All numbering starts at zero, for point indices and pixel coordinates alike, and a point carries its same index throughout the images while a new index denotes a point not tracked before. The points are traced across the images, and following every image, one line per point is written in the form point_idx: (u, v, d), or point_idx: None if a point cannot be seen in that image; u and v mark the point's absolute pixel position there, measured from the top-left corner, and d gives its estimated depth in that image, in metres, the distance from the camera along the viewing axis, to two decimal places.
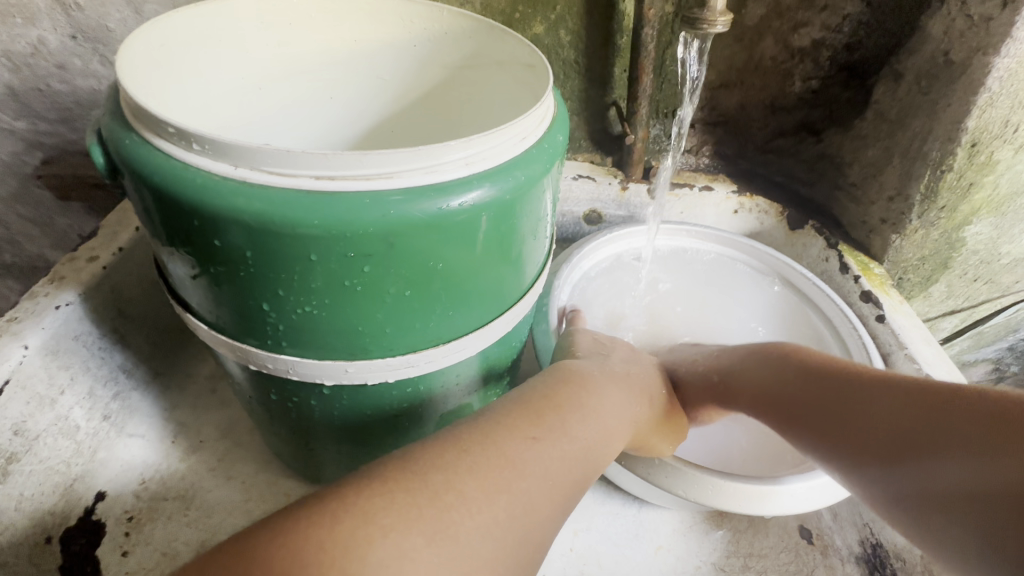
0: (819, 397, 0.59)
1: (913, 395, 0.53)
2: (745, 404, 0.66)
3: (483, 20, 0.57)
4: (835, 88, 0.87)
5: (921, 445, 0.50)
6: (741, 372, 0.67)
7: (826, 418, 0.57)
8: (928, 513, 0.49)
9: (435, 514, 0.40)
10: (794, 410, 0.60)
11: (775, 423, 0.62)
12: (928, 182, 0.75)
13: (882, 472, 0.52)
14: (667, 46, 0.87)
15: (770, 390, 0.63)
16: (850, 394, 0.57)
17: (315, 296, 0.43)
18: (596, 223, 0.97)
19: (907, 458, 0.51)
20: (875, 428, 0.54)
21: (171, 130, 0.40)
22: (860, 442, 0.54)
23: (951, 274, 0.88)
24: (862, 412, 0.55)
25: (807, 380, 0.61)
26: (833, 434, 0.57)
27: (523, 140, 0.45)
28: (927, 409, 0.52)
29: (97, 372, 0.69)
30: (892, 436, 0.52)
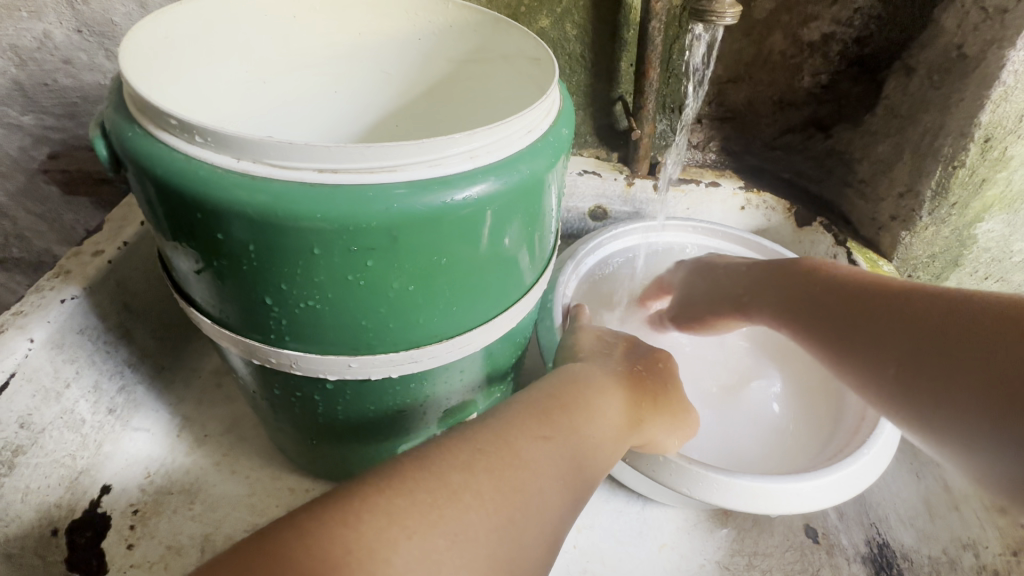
0: (837, 309, 0.64)
1: (929, 308, 0.57)
2: (768, 312, 0.71)
3: (488, 13, 0.57)
4: (845, 83, 0.87)
5: (926, 353, 0.55)
6: (765, 286, 0.72)
7: (843, 328, 0.63)
8: (922, 410, 0.56)
9: (453, 515, 0.41)
10: (815, 319, 0.66)
11: (796, 330, 0.68)
12: (940, 178, 0.74)
13: (889, 376, 0.59)
14: (675, 41, 0.86)
15: (793, 302, 0.68)
16: (868, 307, 0.61)
17: (318, 290, 0.43)
18: (601, 219, 0.97)
19: (912, 364, 0.56)
20: (886, 338, 0.59)
21: (173, 122, 0.39)
22: (870, 350, 0.60)
23: (961, 271, 0.87)
24: (878, 324, 0.60)
25: (828, 294, 0.65)
26: (846, 341, 0.62)
27: (528, 133, 0.45)
28: (939, 320, 0.55)
29: (102, 365, 0.69)
30: (902, 345, 0.57)
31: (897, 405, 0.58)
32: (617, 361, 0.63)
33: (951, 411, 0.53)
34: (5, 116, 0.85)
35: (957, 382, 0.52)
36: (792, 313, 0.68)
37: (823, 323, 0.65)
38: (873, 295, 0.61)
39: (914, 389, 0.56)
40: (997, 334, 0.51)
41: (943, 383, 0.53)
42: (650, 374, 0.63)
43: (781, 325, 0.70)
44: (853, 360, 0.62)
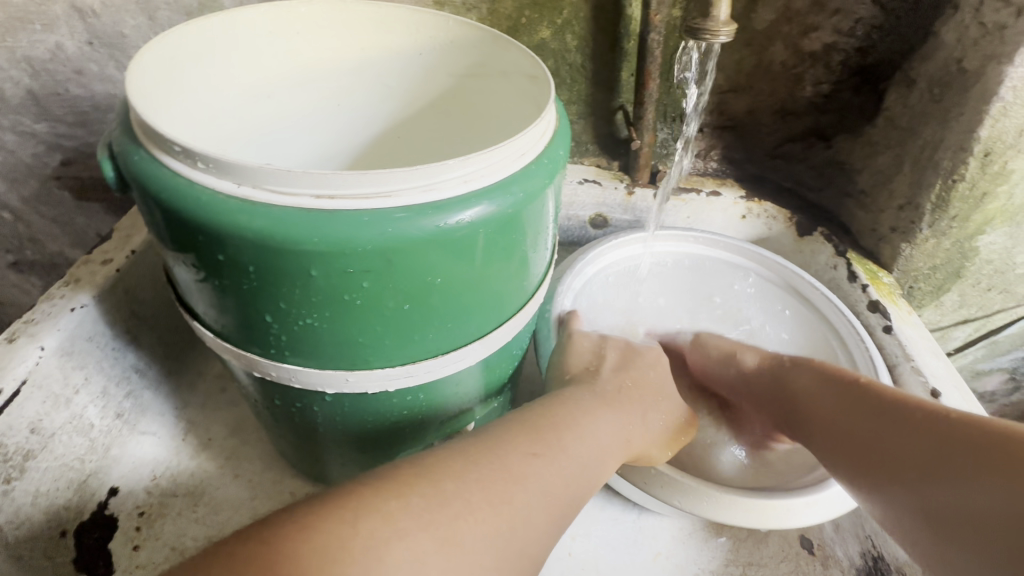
0: (870, 418, 0.58)
1: (970, 432, 0.51)
2: (800, 414, 0.66)
3: (487, 31, 0.58)
4: (846, 93, 0.86)
5: (962, 485, 0.49)
6: (799, 382, 0.68)
7: (873, 441, 0.57)
8: (953, 552, 0.48)
9: (445, 520, 0.41)
10: (829, 424, 0.62)
11: (820, 437, 0.63)
12: (940, 191, 0.74)
13: (917, 505, 0.52)
14: (675, 51, 0.86)
15: (825, 403, 0.64)
16: (903, 422, 0.56)
17: (316, 309, 0.44)
18: (602, 227, 0.97)
19: (944, 494, 0.50)
20: (920, 460, 0.53)
21: (177, 148, 0.41)
22: (897, 469, 0.54)
23: (963, 283, 0.86)
24: (910, 441, 0.54)
25: (864, 401, 0.60)
26: (874, 457, 0.56)
27: (522, 156, 0.46)
28: (978, 446, 0.49)
29: (111, 371, 0.71)
30: (936, 472, 0.51)
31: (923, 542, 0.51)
32: (609, 377, 0.64)
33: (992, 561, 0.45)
34: (19, 124, 0.87)
35: (994, 524, 0.45)
36: (821, 416, 0.63)
37: (851, 431, 0.60)
38: (912, 411, 0.56)
39: (942, 523, 0.49)
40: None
41: (981, 522, 0.46)
42: (642, 392, 0.64)
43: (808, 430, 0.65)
44: (878, 479, 0.56)
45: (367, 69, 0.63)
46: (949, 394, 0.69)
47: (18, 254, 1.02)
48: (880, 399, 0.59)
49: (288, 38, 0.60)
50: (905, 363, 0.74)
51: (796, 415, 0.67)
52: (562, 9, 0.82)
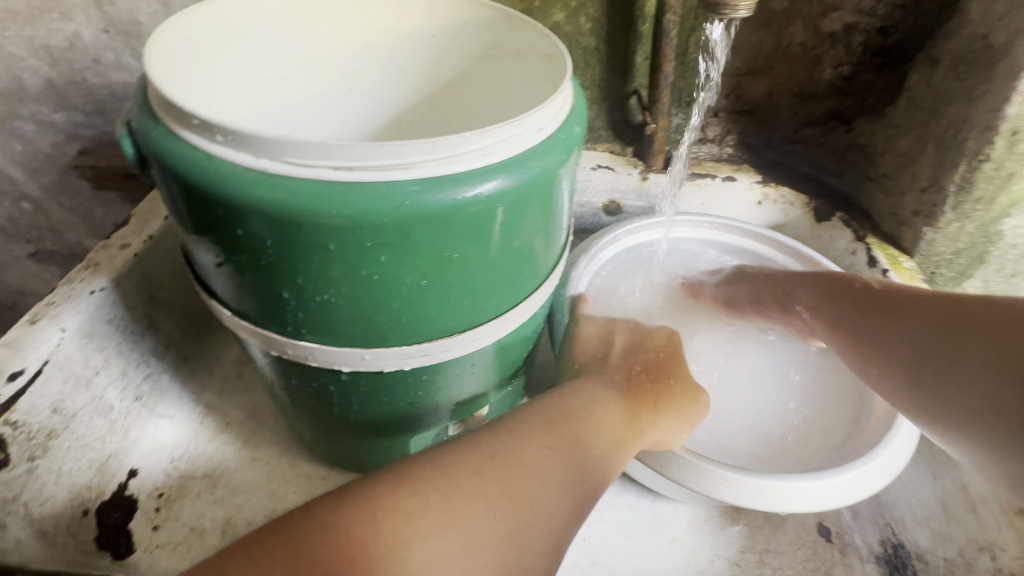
0: (868, 303, 0.70)
1: (947, 302, 0.63)
2: (806, 307, 0.78)
3: (501, 10, 0.57)
4: (868, 74, 0.84)
5: (938, 339, 0.62)
6: (802, 281, 0.79)
7: (874, 321, 0.69)
8: (929, 389, 0.61)
9: (465, 518, 0.42)
10: (844, 321, 0.72)
11: (827, 325, 0.75)
12: (964, 172, 0.72)
13: (905, 361, 0.64)
14: (691, 33, 0.85)
15: (826, 296, 0.75)
16: (893, 302, 0.68)
17: (333, 285, 0.44)
18: (615, 214, 0.97)
19: (925, 348, 0.63)
20: (907, 327, 0.65)
21: (196, 122, 0.41)
22: (888, 337, 0.67)
23: (987, 269, 0.84)
24: (899, 315, 0.67)
25: (860, 291, 0.72)
26: (869, 331, 0.69)
27: (540, 130, 0.45)
28: (953, 313, 0.62)
29: (129, 354, 0.72)
30: (919, 335, 0.64)
31: (905, 388, 0.64)
32: (617, 366, 0.64)
33: (959, 388, 0.58)
34: (39, 113, 0.88)
35: (987, 377, 0.56)
36: (825, 305, 0.75)
37: (850, 314, 0.72)
38: (900, 293, 0.69)
39: (924, 369, 0.62)
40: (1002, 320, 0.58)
41: (954, 363, 0.59)
42: (653, 378, 0.63)
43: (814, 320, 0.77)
44: (872, 348, 0.68)
45: (381, 52, 0.63)
46: None
47: (38, 244, 1.04)
48: (875, 289, 0.71)
49: (302, 20, 0.60)
50: None
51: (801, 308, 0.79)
52: None
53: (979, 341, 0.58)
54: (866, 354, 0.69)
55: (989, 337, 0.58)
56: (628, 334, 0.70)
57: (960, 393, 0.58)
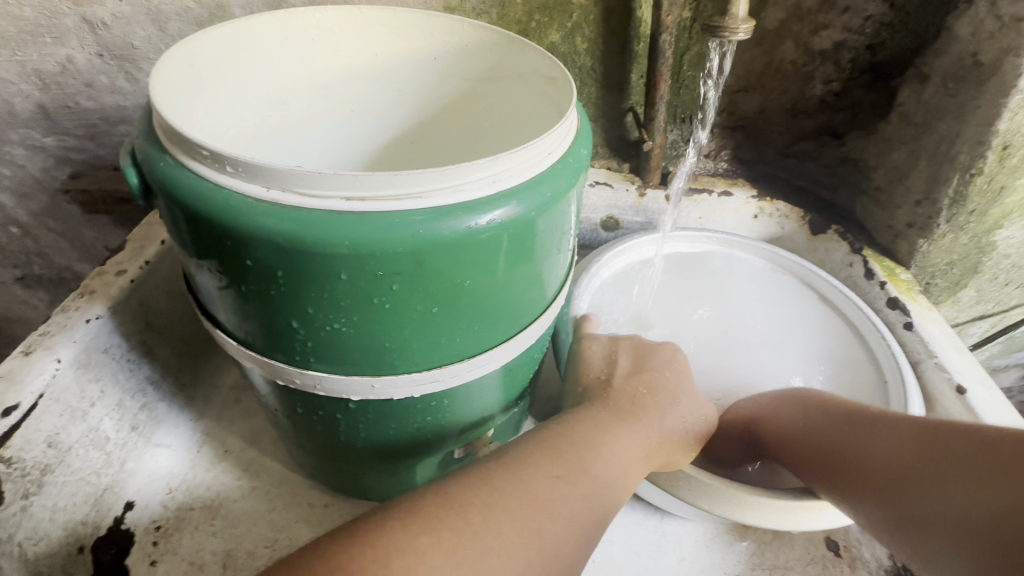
0: (839, 432, 0.60)
1: (935, 426, 0.55)
2: (778, 443, 0.65)
3: (503, 32, 0.57)
4: (857, 91, 0.86)
5: (952, 466, 0.51)
6: (766, 412, 0.68)
7: (835, 455, 0.59)
8: (963, 543, 0.49)
9: (477, 555, 0.41)
10: (802, 453, 0.62)
11: (792, 455, 0.63)
12: (957, 186, 0.74)
13: (915, 502, 0.52)
14: (684, 53, 0.86)
15: (794, 429, 0.64)
16: (879, 431, 0.58)
17: (344, 313, 0.44)
18: (613, 229, 0.97)
19: (930, 480, 0.52)
20: (902, 460, 0.55)
21: (204, 152, 0.40)
22: (883, 473, 0.55)
23: (980, 278, 0.86)
24: (889, 444, 0.56)
25: (831, 421, 0.62)
26: (858, 465, 0.57)
27: (548, 156, 0.45)
28: (945, 434, 0.54)
29: (126, 384, 0.70)
30: (923, 465, 0.53)
31: (931, 535, 0.51)
32: (619, 388, 0.62)
33: (998, 528, 0.47)
34: (29, 138, 0.87)
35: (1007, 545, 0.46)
36: (800, 438, 0.63)
37: (827, 446, 0.60)
38: (875, 417, 0.59)
39: (941, 506, 0.51)
40: (992, 437, 0.51)
41: (978, 492, 0.49)
42: (656, 397, 0.61)
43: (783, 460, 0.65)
44: (868, 486, 0.56)
45: (382, 75, 0.63)
46: (976, 389, 0.69)
47: (26, 269, 1.02)
48: (847, 415, 0.61)
49: (303, 45, 0.60)
50: (928, 360, 0.74)
51: (769, 444, 0.66)
52: (571, 12, 0.82)
53: (991, 462, 0.49)
54: (862, 496, 0.56)
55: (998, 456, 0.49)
56: (632, 353, 0.68)
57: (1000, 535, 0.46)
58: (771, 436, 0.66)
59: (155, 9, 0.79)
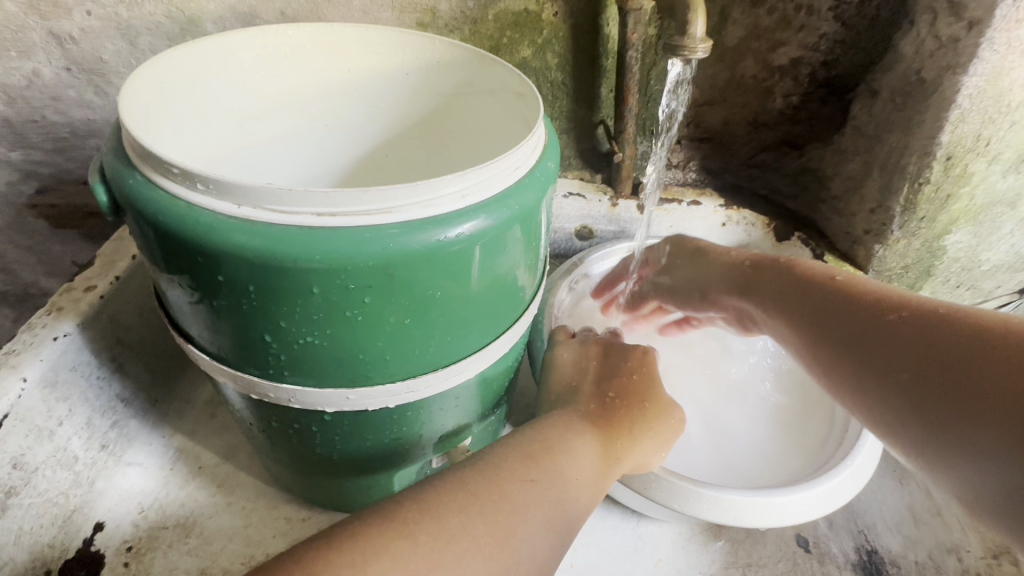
0: (845, 306, 0.61)
1: (940, 311, 0.54)
2: (767, 303, 0.68)
3: (473, 50, 0.59)
4: (814, 104, 0.90)
5: (937, 353, 0.51)
6: (762, 276, 0.70)
7: (835, 329, 0.61)
8: (923, 410, 0.52)
9: (451, 559, 0.42)
10: (802, 319, 0.64)
11: (791, 323, 0.66)
12: (907, 195, 0.78)
13: (888, 375, 0.55)
14: (651, 68, 0.90)
15: (791, 295, 0.66)
16: (873, 309, 0.58)
17: (316, 326, 0.44)
18: (587, 239, 1.00)
19: (910, 359, 0.53)
20: (887, 340, 0.56)
21: (175, 170, 0.41)
22: (867, 346, 0.57)
23: (934, 281, 0.90)
24: (880, 322, 0.57)
25: (831, 293, 0.63)
26: (846, 338, 0.59)
27: (515, 170, 0.47)
28: (944, 321, 0.53)
29: (95, 402, 0.69)
30: (909, 348, 0.54)
31: (894, 404, 0.54)
32: (589, 395, 0.63)
33: (955, 414, 0.49)
34: None
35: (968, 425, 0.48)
36: (791, 304, 0.66)
37: (817, 313, 0.63)
38: (882, 296, 0.59)
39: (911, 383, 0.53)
40: (993, 333, 0.49)
41: (950, 378, 0.50)
42: (628, 402, 0.62)
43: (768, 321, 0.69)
44: (850, 356, 0.59)
45: (355, 90, 0.64)
46: None
47: None
48: (849, 289, 0.62)
49: (275, 61, 0.61)
50: None
51: (756, 304, 0.70)
52: (542, 29, 0.85)
53: (976, 356, 0.49)
54: (842, 365, 0.59)
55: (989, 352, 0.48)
56: (605, 358, 0.70)
57: (958, 421, 0.49)
58: (758, 298, 0.69)
59: (124, 23, 0.78)
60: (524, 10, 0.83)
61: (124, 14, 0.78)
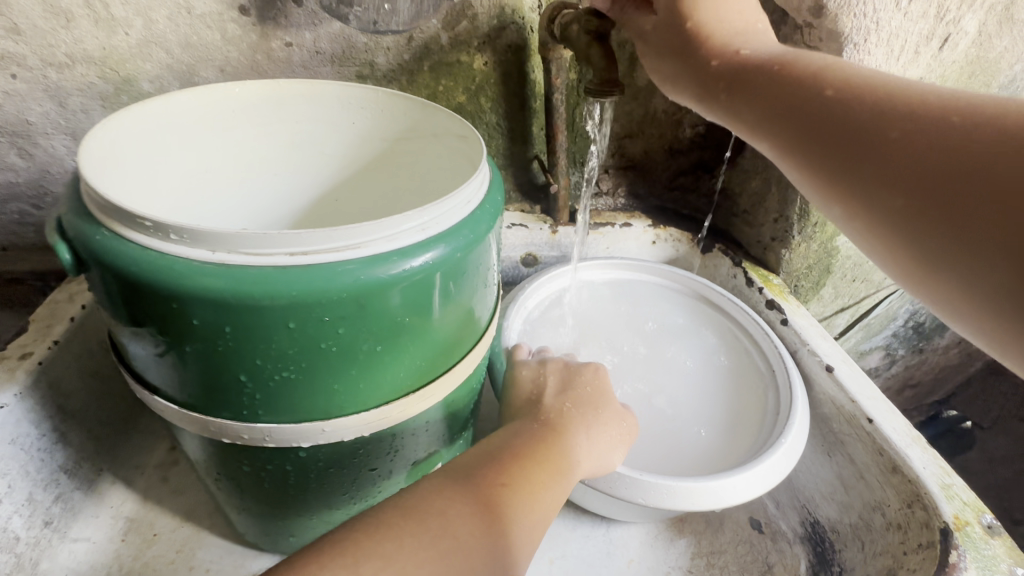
0: (858, 113, 0.45)
1: (979, 112, 0.40)
2: (752, 113, 0.53)
3: (416, 99, 0.64)
4: (717, 132, 1.04)
5: (962, 163, 0.38)
6: (762, 82, 0.52)
7: (847, 141, 0.45)
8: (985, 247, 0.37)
9: (435, 556, 0.45)
10: (801, 131, 0.48)
11: (782, 138, 0.50)
12: (801, 204, 0.91)
13: (926, 201, 0.40)
14: (576, 107, 0.99)
15: (786, 102, 0.50)
16: (908, 113, 0.43)
17: (292, 361, 0.46)
18: (533, 265, 1.06)
19: (920, 168, 0.41)
20: (917, 152, 0.41)
21: (148, 223, 0.43)
22: (880, 160, 0.43)
23: (834, 277, 1.04)
24: (917, 133, 0.41)
25: (834, 99, 0.47)
26: (864, 153, 0.44)
27: (467, 204, 0.52)
28: (987, 123, 0.39)
29: (36, 476, 0.66)
30: (959, 160, 0.39)
31: (895, 231, 0.42)
32: (549, 405, 0.67)
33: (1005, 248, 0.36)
34: None
35: None
36: (779, 114, 0.50)
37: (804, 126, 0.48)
38: (897, 96, 0.44)
39: (918, 200, 0.40)
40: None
41: (975, 196, 0.37)
42: (581, 409, 0.67)
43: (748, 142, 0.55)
44: (868, 169, 0.44)
45: (306, 140, 0.68)
46: (841, 366, 0.82)
47: None
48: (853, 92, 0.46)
49: (225, 117, 0.63)
50: (803, 347, 0.88)
51: (739, 120, 0.54)
52: (474, 77, 0.92)
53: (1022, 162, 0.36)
54: (855, 178, 0.45)
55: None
56: (561, 373, 0.73)
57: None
58: (753, 114, 0.52)
59: (53, 85, 0.78)
60: (456, 60, 0.90)
61: (54, 75, 0.77)
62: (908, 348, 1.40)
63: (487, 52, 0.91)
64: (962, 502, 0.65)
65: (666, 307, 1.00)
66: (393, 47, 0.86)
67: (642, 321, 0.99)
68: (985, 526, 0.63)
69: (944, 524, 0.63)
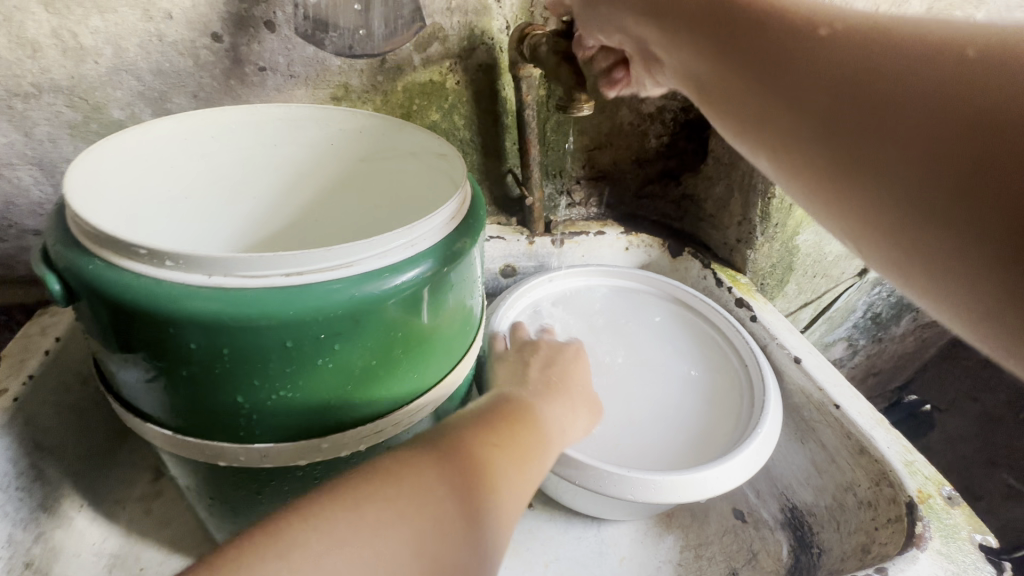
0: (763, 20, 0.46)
1: (878, 22, 0.40)
2: (672, 28, 0.53)
3: (395, 119, 0.65)
4: (681, 141, 1.09)
5: (853, 67, 0.39)
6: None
7: (753, 48, 0.46)
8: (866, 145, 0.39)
9: (446, 491, 0.42)
10: (714, 40, 0.49)
11: (699, 48, 0.51)
12: (762, 207, 0.96)
13: (817, 105, 0.41)
14: (546, 122, 1.03)
15: (700, 14, 0.50)
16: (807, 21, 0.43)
17: (289, 379, 0.47)
18: (511, 276, 1.09)
19: (835, 88, 0.40)
20: (811, 56, 0.42)
21: (142, 251, 0.43)
22: (780, 65, 0.44)
23: (796, 274, 1.10)
24: (813, 35, 0.42)
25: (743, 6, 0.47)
26: (765, 61, 0.45)
27: (453, 219, 0.54)
28: (885, 33, 0.39)
29: (15, 516, 0.64)
30: (846, 62, 0.40)
31: (794, 135, 0.44)
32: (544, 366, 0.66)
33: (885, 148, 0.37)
34: None
35: (916, 157, 0.36)
36: (695, 25, 0.51)
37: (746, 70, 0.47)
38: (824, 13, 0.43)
39: (818, 108, 0.41)
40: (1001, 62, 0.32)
41: (860, 99, 0.39)
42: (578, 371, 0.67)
43: (696, 94, 0.56)
44: (769, 77, 0.45)
45: (286, 162, 0.69)
46: (807, 357, 0.87)
47: None
48: (795, 27, 0.44)
49: (204, 141, 0.64)
50: (772, 342, 0.92)
51: (663, 41, 0.55)
52: (447, 96, 0.95)
53: (913, 73, 0.36)
54: (759, 84, 0.46)
55: (930, 66, 0.36)
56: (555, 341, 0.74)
57: (903, 157, 0.36)
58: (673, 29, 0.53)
59: (19, 115, 0.77)
60: (429, 80, 0.93)
61: (19, 106, 0.76)
62: (869, 338, 1.48)
63: (459, 72, 0.94)
64: (924, 476, 0.70)
65: (642, 309, 1.04)
66: (366, 70, 0.88)
67: (618, 322, 1.02)
68: (945, 497, 0.68)
69: (909, 498, 0.68)
